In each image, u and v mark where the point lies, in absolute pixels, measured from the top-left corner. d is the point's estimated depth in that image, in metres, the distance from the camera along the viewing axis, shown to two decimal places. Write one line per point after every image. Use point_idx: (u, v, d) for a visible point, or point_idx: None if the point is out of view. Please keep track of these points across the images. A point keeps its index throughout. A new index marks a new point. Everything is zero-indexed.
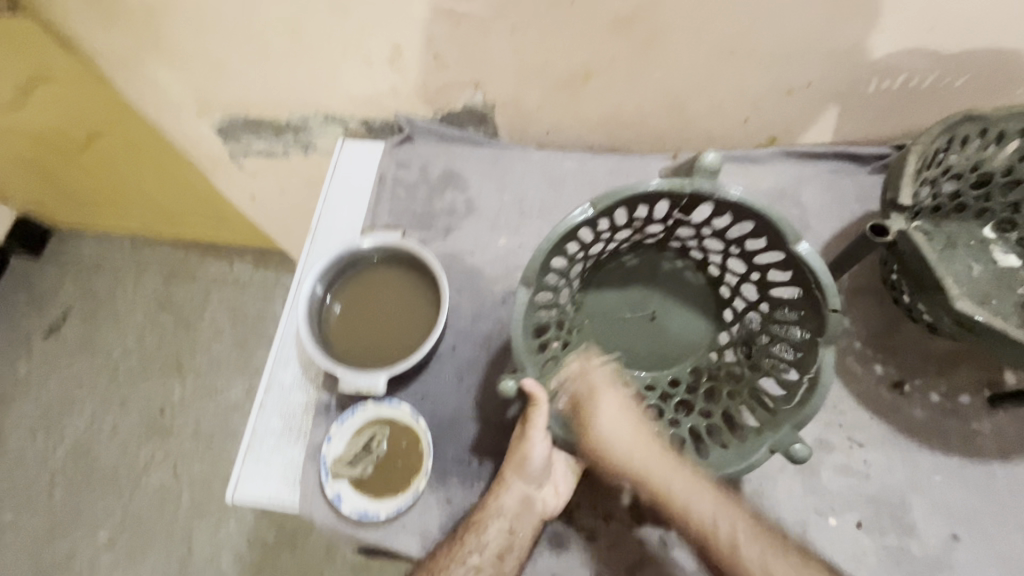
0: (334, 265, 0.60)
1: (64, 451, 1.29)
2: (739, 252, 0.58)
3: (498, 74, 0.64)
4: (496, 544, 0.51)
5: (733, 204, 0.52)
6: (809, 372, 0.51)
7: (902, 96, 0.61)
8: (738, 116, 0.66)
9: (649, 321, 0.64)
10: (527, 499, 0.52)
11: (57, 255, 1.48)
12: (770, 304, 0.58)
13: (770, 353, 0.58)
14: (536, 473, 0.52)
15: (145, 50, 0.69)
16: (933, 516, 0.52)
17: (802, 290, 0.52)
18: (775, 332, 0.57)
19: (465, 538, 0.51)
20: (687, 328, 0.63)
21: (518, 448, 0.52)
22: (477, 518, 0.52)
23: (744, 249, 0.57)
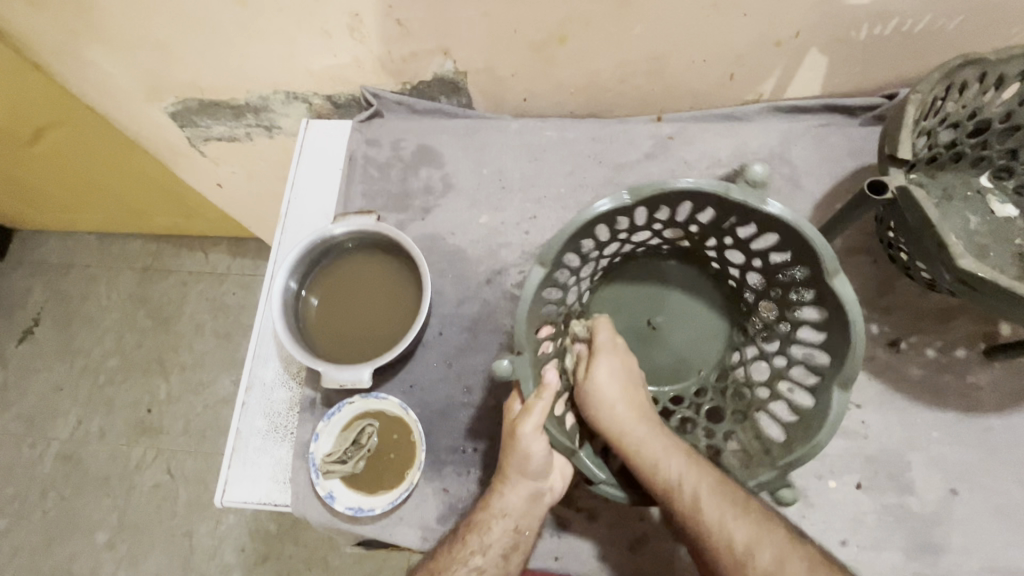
0: (306, 255, 0.57)
1: (52, 458, 1.26)
2: (761, 264, 0.55)
3: (468, 39, 0.59)
4: (499, 544, 0.49)
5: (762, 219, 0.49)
6: (817, 412, 0.49)
7: (895, 42, 0.58)
8: (724, 72, 0.63)
9: (651, 332, 0.62)
10: (534, 496, 0.50)
11: (21, 258, 1.41)
12: (790, 327, 0.55)
13: (787, 376, 0.55)
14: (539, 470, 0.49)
15: (76, 32, 0.63)
16: (932, 472, 0.52)
17: (829, 330, 0.50)
18: (793, 358, 0.55)
19: (466, 539, 0.49)
20: (697, 324, 0.62)
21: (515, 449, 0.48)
22: (477, 519, 0.49)
23: (765, 264, 0.54)
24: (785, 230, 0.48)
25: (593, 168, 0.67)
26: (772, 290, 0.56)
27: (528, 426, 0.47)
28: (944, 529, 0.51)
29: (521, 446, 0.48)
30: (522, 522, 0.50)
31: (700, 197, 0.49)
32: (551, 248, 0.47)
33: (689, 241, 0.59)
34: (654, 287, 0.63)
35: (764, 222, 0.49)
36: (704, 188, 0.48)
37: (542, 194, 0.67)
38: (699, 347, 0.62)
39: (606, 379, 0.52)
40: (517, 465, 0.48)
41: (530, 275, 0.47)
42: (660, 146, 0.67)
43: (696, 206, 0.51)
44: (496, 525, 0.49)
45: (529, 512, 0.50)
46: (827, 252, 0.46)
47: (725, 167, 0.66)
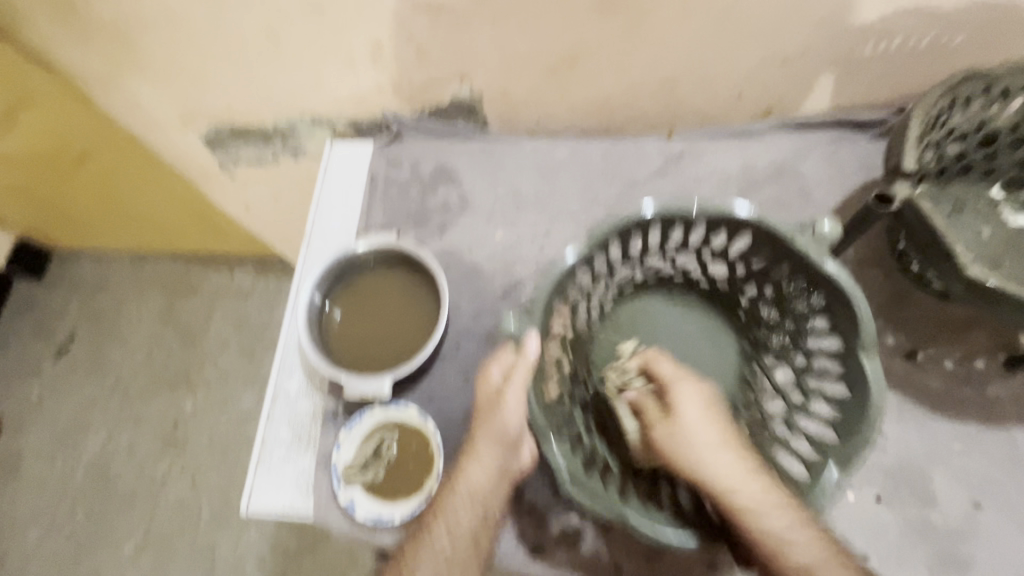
0: (331, 271, 0.59)
1: (82, 471, 1.30)
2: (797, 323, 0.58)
3: (483, 65, 0.63)
4: (468, 529, 0.48)
5: (814, 274, 0.52)
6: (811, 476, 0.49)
7: (901, 58, 0.59)
8: (732, 91, 0.65)
9: None
10: (502, 472, 0.49)
11: (59, 278, 1.48)
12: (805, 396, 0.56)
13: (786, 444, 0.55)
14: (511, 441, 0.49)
15: (123, 67, 0.68)
16: (954, 486, 0.52)
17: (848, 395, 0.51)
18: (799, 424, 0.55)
19: (431, 526, 0.48)
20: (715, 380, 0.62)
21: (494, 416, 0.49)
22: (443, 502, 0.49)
23: (800, 316, 0.57)
24: (827, 284, 0.51)
25: (605, 184, 0.69)
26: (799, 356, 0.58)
27: (511, 393, 0.48)
28: (968, 544, 0.50)
29: (499, 416, 0.49)
30: (488, 503, 0.49)
31: (766, 235, 0.54)
32: (591, 237, 0.51)
33: (728, 286, 0.62)
34: (687, 331, 0.64)
35: (810, 269, 0.52)
36: (769, 223, 0.52)
37: (556, 210, 0.69)
38: None
39: (682, 398, 0.48)
40: (490, 434, 0.49)
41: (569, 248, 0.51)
42: (671, 163, 0.69)
43: (753, 245, 0.56)
44: (460, 505, 0.48)
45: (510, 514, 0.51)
46: (857, 304, 0.49)
47: (736, 182, 0.67)
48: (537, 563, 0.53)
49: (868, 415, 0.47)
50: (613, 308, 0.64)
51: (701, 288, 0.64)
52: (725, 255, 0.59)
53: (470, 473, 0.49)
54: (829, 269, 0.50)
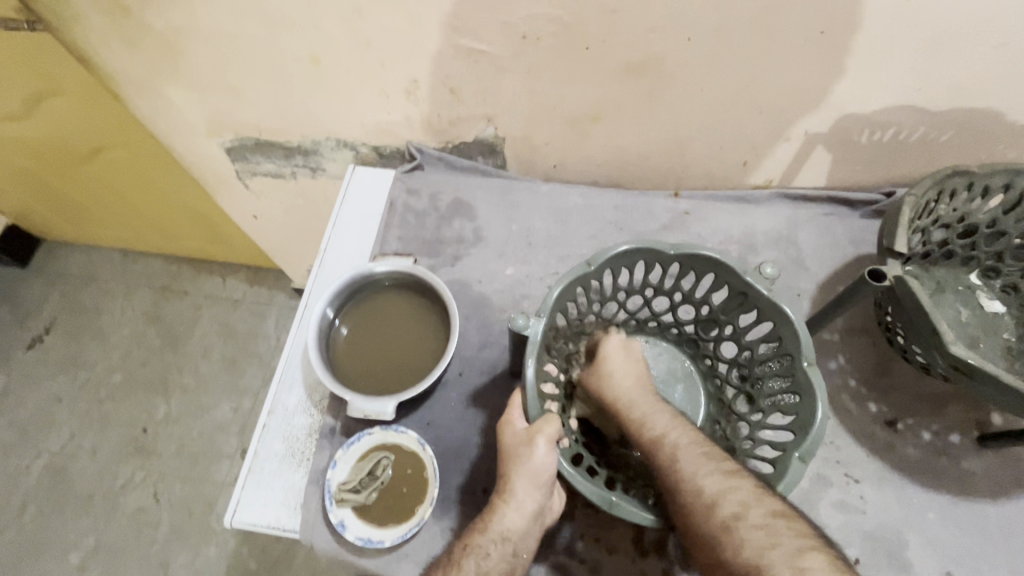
0: (345, 289, 0.61)
1: (38, 470, 1.24)
2: (750, 358, 0.60)
3: (510, 110, 0.67)
4: (497, 569, 0.48)
5: (772, 312, 0.55)
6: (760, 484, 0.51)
7: (892, 147, 0.65)
8: (737, 159, 0.70)
9: None
10: (538, 512, 0.50)
11: (44, 267, 1.46)
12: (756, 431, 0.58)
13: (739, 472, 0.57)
14: (546, 478, 0.50)
15: (161, 73, 0.70)
16: (928, 553, 0.54)
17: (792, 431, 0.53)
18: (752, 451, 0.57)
19: (462, 564, 0.48)
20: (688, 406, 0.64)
21: (522, 452, 0.50)
22: (474, 541, 0.49)
23: (755, 354, 0.59)
24: (778, 317, 0.54)
25: (614, 233, 0.73)
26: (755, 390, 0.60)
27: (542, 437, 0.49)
28: None
29: (531, 460, 0.49)
30: (519, 545, 0.49)
31: (716, 270, 0.58)
32: (604, 254, 0.55)
33: (697, 327, 0.65)
34: (657, 361, 0.67)
35: (763, 306, 0.56)
36: (727, 263, 0.56)
37: (565, 253, 0.72)
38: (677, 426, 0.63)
39: (610, 344, 0.59)
40: (526, 472, 0.49)
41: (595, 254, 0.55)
42: (677, 220, 0.73)
43: (716, 283, 0.59)
44: (493, 548, 0.48)
45: (527, 534, 0.49)
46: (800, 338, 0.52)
47: (736, 244, 0.71)
48: None
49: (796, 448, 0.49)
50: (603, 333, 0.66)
51: (675, 329, 0.67)
52: (691, 294, 0.62)
53: (506, 518, 0.49)
54: (782, 308, 0.53)
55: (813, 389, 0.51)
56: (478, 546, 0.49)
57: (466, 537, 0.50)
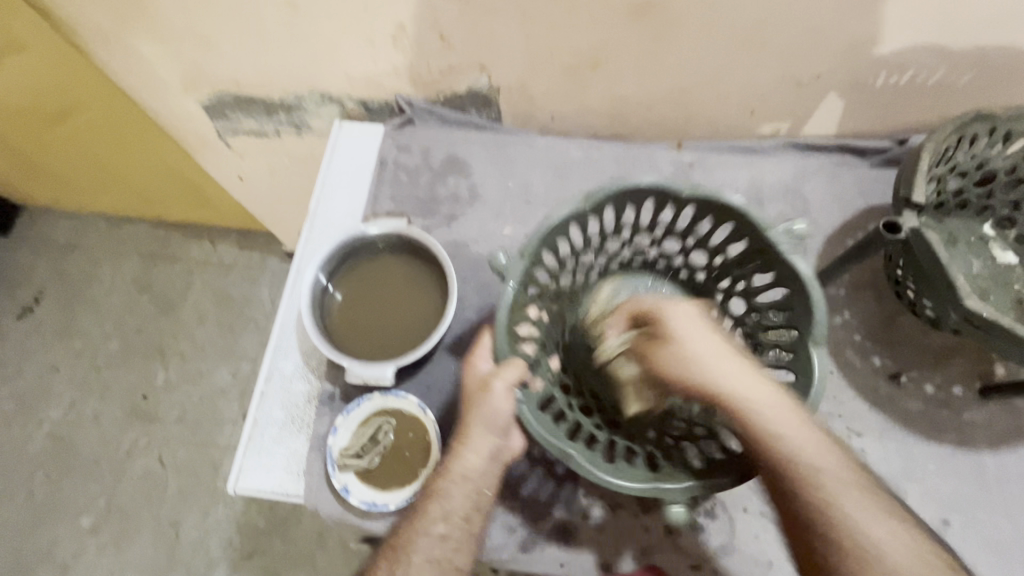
0: (337, 252, 0.58)
1: (42, 438, 1.25)
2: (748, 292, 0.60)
3: (505, 58, 0.62)
4: (462, 507, 0.48)
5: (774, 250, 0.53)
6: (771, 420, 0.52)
7: (909, 91, 0.61)
8: (745, 107, 0.66)
9: None
10: (495, 454, 0.49)
11: (27, 235, 1.42)
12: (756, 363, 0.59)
13: None
14: (501, 422, 0.49)
15: (126, 23, 0.65)
16: (926, 503, 0.55)
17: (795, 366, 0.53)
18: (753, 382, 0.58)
19: (427, 509, 0.48)
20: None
21: (478, 397, 0.48)
22: (435, 485, 0.49)
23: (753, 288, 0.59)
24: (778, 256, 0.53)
25: None
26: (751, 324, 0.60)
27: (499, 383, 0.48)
28: None
29: (489, 404, 0.48)
30: (482, 483, 0.49)
31: (715, 211, 0.55)
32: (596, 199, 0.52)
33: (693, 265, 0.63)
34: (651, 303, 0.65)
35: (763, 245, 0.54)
36: (727, 203, 0.53)
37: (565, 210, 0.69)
38: None
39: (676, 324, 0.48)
40: (483, 418, 0.48)
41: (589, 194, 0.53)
42: (680, 172, 0.70)
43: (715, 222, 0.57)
44: (454, 491, 0.48)
45: (488, 472, 0.49)
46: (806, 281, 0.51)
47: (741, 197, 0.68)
48: (527, 556, 0.53)
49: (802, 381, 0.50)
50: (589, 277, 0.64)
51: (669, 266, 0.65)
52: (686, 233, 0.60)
53: (463, 460, 0.48)
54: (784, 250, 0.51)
55: (815, 331, 0.50)
56: (439, 489, 0.49)
57: (427, 483, 0.50)
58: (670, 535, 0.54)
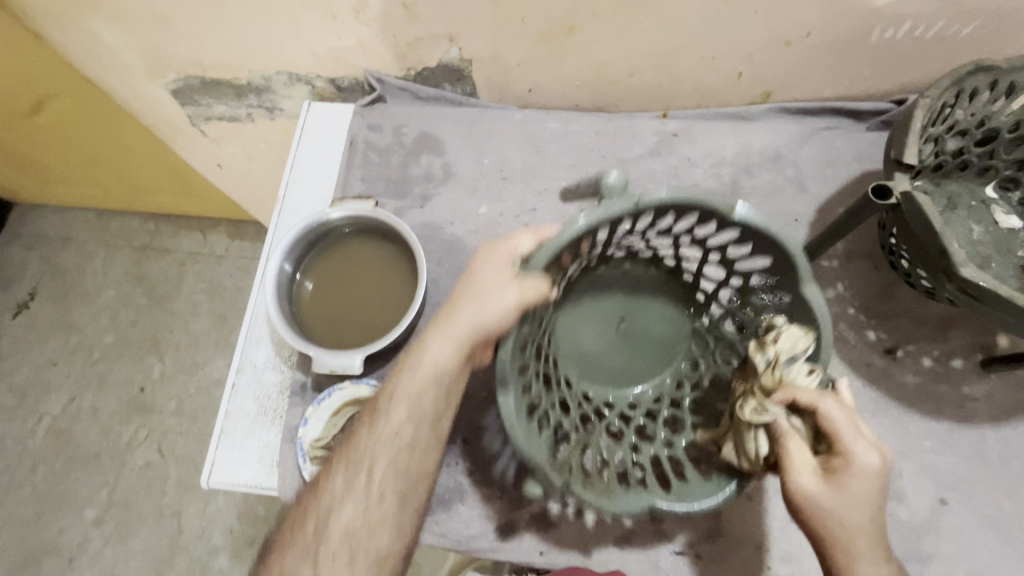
0: (302, 239, 0.56)
1: (43, 433, 1.26)
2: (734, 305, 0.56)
3: (474, 27, 0.59)
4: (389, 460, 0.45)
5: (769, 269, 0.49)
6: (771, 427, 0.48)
7: (907, 45, 0.57)
8: (731, 71, 0.62)
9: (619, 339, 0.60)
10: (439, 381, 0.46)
11: (18, 231, 1.41)
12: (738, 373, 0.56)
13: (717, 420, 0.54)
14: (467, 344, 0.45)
15: (79, 4, 0.62)
16: (922, 482, 0.52)
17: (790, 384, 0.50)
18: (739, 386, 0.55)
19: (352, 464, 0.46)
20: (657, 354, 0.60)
21: (470, 304, 0.44)
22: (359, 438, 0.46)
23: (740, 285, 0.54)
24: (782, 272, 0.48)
25: (596, 161, 0.66)
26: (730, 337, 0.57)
27: (505, 294, 0.43)
28: (931, 538, 0.51)
29: (478, 310, 0.44)
30: (416, 429, 0.46)
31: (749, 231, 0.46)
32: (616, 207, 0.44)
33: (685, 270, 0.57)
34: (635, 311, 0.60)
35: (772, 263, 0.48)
36: (751, 216, 0.44)
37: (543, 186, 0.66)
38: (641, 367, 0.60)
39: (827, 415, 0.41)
40: (464, 330, 0.44)
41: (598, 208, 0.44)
42: (665, 143, 0.66)
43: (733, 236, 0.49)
44: (384, 443, 0.45)
45: (425, 417, 0.46)
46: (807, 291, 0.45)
47: (730, 167, 0.65)
48: (506, 545, 0.52)
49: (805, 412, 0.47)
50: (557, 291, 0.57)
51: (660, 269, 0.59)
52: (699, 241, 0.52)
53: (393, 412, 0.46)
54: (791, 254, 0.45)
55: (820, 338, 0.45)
56: (370, 440, 0.46)
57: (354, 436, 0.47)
58: (652, 521, 0.52)
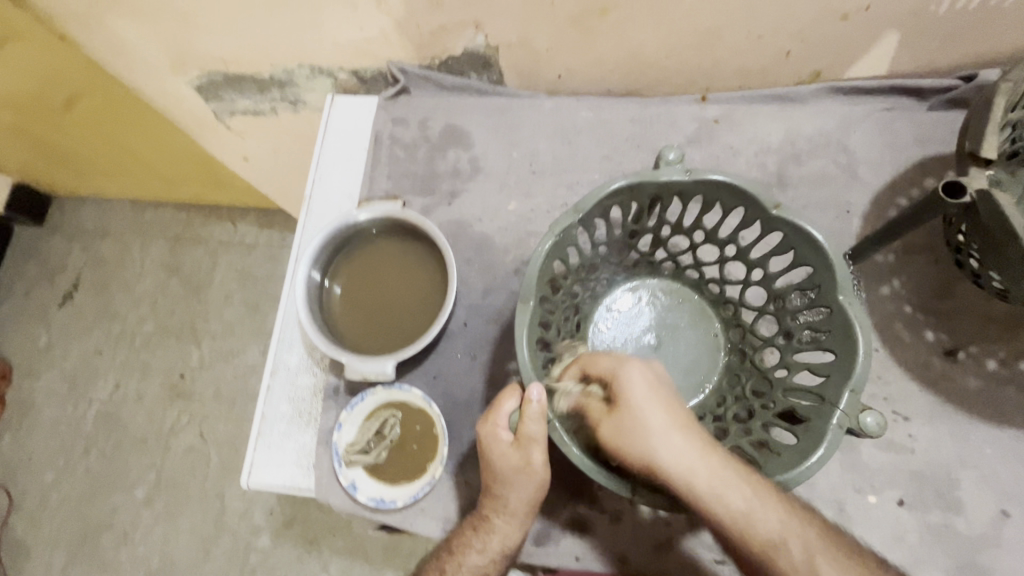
0: (329, 243, 0.55)
1: (93, 417, 1.32)
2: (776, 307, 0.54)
3: (500, 13, 0.55)
4: (498, 542, 0.48)
5: (791, 250, 0.50)
6: (819, 409, 0.45)
7: (982, 15, 0.52)
8: (779, 50, 0.57)
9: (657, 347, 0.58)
10: (517, 469, 0.46)
11: (60, 223, 1.45)
12: (789, 372, 0.52)
13: (772, 422, 0.51)
14: (510, 447, 0.46)
15: (100, 3, 0.61)
16: (981, 492, 0.49)
17: (830, 366, 0.47)
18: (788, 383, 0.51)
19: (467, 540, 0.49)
20: (683, 377, 0.57)
21: (494, 446, 0.46)
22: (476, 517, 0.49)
23: (768, 274, 0.54)
24: (807, 250, 0.48)
25: (630, 151, 0.63)
26: (778, 336, 0.54)
27: (509, 399, 0.46)
28: (990, 552, 0.48)
29: (503, 446, 0.46)
30: (519, 507, 0.47)
31: (743, 204, 0.49)
32: (597, 194, 0.47)
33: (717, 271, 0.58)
34: (675, 313, 0.59)
35: (794, 244, 0.49)
36: (741, 186, 0.48)
37: (575, 179, 0.63)
38: (691, 372, 0.57)
39: (628, 383, 0.41)
40: (501, 463, 0.46)
41: (612, 184, 0.48)
42: (704, 130, 0.62)
43: (744, 222, 0.52)
44: (494, 522, 0.48)
45: (519, 491, 0.47)
46: (833, 265, 0.45)
47: (775, 155, 0.61)
48: (542, 550, 0.52)
49: (847, 384, 0.44)
50: (597, 290, 0.60)
51: (693, 271, 0.59)
52: (714, 234, 0.55)
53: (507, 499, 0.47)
54: (813, 237, 0.46)
55: (852, 327, 0.44)
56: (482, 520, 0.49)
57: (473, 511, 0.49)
58: (692, 528, 0.51)
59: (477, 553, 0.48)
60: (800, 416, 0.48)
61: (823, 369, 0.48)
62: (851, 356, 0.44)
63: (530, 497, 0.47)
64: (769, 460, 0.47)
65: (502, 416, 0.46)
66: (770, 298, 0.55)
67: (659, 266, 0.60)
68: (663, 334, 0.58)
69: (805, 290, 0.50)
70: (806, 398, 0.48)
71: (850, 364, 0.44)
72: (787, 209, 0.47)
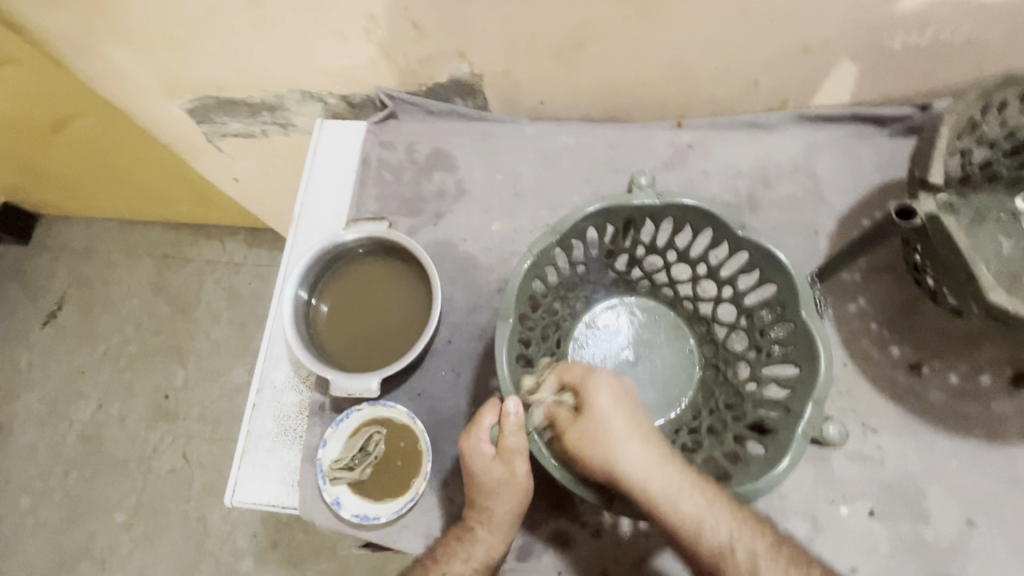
0: (316, 263, 0.57)
1: (73, 439, 1.30)
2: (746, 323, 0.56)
3: (484, 44, 0.58)
4: (483, 553, 0.48)
5: (756, 269, 0.52)
6: (784, 420, 0.47)
7: (932, 50, 0.55)
8: (748, 80, 0.61)
9: (634, 363, 0.60)
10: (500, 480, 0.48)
11: (45, 243, 1.45)
12: (759, 385, 0.54)
13: (741, 433, 0.52)
14: (492, 460, 0.47)
15: (97, 31, 0.63)
16: (948, 502, 0.51)
17: (795, 380, 0.49)
18: (757, 395, 0.53)
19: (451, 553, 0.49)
20: (660, 392, 0.59)
21: (477, 460, 0.48)
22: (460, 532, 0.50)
23: (737, 291, 0.56)
24: (770, 269, 0.50)
25: (609, 175, 0.66)
26: (749, 351, 0.56)
27: (489, 414, 0.48)
28: (958, 561, 0.50)
29: (485, 459, 0.47)
30: (503, 516, 0.48)
31: (710, 225, 0.52)
32: (572, 216, 0.50)
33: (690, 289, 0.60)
34: (652, 329, 0.61)
35: (758, 263, 0.51)
36: (705, 209, 0.50)
37: (556, 201, 0.66)
38: (667, 387, 0.59)
39: (597, 394, 0.45)
40: (484, 476, 0.48)
41: (585, 207, 0.50)
42: (679, 154, 0.65)
43: (713, 242, 0.54)
44: (480, 533, 0.49)
45: (504, 500, 0.48)
46: (794, 284, 0.48)
47: (747, 179, 0.64)
48: (524, 565, 0.52)
49: (809, 396, 0.46)
50: (576, 308, 0.61)
51: (667, 289, 0.61)
52: (685, 253, 0.57)
53: (492, 509, 0.48)
54: (776, 256, 0.48)
55: (814, 342, 0.46)
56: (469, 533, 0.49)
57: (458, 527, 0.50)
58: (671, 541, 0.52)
59: (462, 563, 0.48)
60: (768, 427, 0.50)
61: (788, 382, 0.50)
62: (812, 369, 0.46)
63: (513, 508, 0.48)
64: (739, 470, 0.48)
65: (483, 431, 0.47)
66: (740, 314, 0.57)
67: (635, 284, 0.62)
68: (641, 350, 0.60)
69: (770, 307, 0.52)
70: (774, 410, 0.50)
71: (812, 377, 0.46)
72: (750, 230, 0.49)
